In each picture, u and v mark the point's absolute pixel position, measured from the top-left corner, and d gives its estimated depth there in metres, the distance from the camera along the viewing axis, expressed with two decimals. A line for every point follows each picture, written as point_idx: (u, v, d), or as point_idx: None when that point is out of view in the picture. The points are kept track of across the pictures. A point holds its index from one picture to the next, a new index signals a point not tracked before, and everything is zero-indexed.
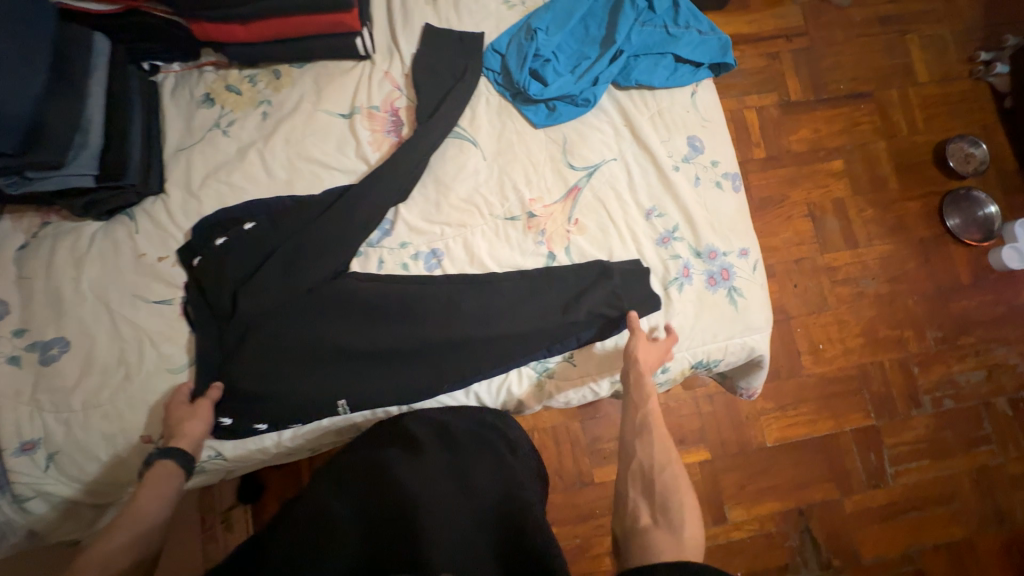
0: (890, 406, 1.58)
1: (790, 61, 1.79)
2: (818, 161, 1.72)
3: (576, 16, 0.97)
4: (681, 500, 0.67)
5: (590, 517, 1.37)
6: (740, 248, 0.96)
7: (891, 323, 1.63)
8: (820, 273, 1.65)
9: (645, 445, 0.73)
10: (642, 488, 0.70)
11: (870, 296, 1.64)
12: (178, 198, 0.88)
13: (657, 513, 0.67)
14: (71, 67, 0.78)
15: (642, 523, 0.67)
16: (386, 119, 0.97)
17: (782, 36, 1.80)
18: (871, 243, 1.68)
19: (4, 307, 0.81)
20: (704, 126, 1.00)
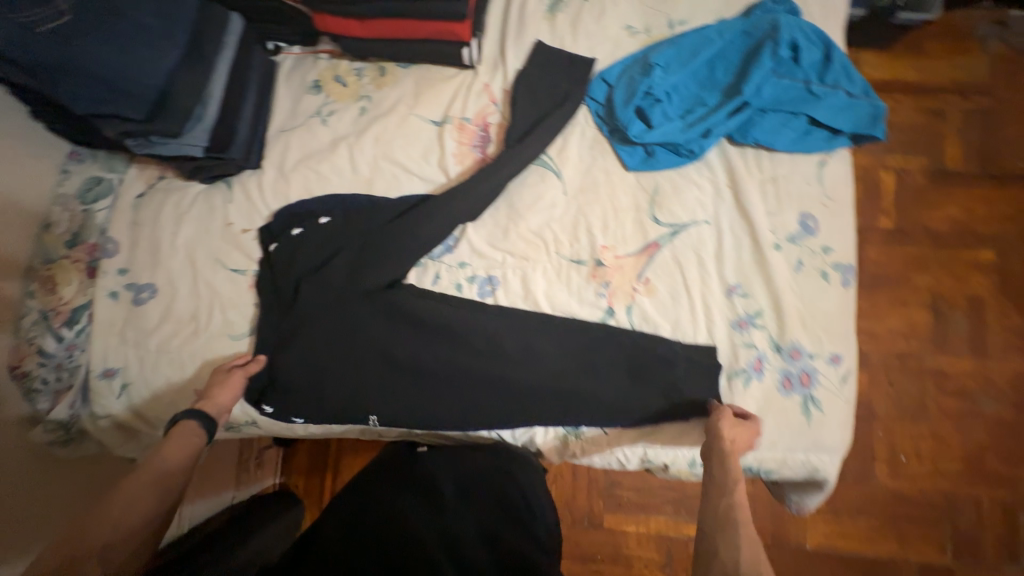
0: (977, 553, 1.28)
1: (958, 122, 1.48)
2: (966, 245, 1.42)
3: (704, 56, 0.86)
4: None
5: (590, 561, 1.30)
6: (832, 353, 0.82)
7: (1012, 461, 1.32)
8: (928, 377, 1.38)
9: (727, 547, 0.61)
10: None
11: (990, 419, 1.34)
12: (272, 176, 0.94)
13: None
14: (204, 44, 0.84)
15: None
16: (476, 133, 0.94)
17: (956, 90, 1.50)
18: (1007, 358, 1.36)
19: (116, 247, 0.92)
20: (824, 204, 0.86)
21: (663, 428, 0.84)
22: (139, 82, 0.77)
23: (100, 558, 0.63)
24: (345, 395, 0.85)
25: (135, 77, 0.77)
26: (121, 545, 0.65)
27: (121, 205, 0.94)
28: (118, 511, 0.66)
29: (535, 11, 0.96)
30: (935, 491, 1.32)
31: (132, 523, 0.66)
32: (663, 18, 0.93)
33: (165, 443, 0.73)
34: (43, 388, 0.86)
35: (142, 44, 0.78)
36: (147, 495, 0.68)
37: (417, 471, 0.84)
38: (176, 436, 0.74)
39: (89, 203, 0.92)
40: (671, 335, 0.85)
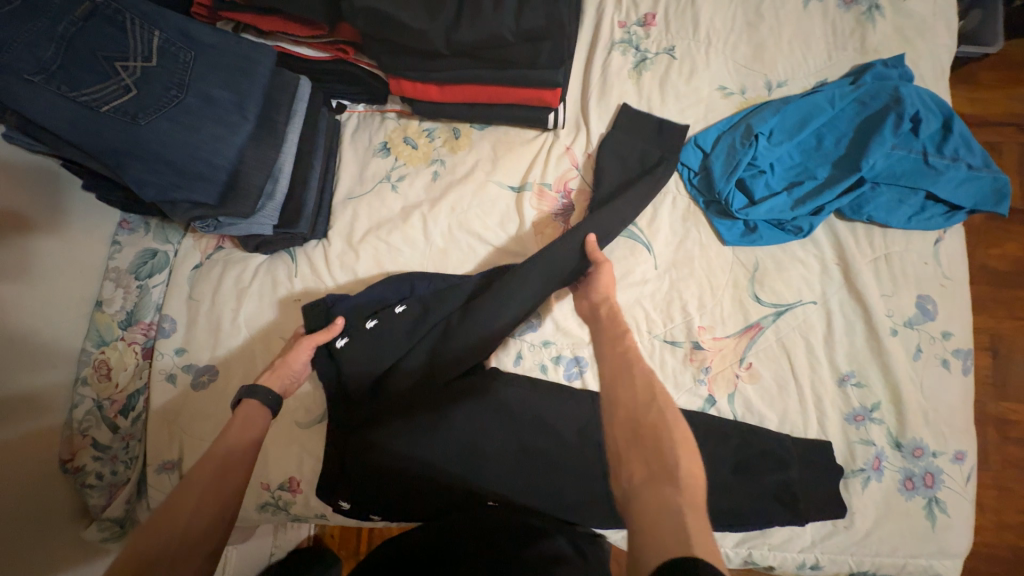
0: None
1: (1013, 157, 1.32)
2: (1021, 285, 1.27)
3: (812, 126, 0.80)
4: (668, 425, 0.53)
5: None
6: (956, 450, 0.76)
7: None
8: (988, 423, 1.24)
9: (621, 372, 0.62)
10: (622, 428, 0.55)
11: None
12: (338, 248, 0.87)
13: (649, 453, 0.51)
14: (273, 117, 0.78)
15: (640, 475, 0.49)
16: (557, 200, 0.87)
17: (1011, 123, 1.32)
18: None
19: (173, 325, 0.85)
20: (943, 285, 0.79)
21: (772, 530, 0.76)
22: (207, 161, 0.71)
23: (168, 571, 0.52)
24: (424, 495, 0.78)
25: (204, 157, 0.70)
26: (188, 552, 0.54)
27: (176, 277, 0.87)
28: (182, 512, 0.56)
29: (620, 68, 0.89)
30: (994, 540, 1.19)
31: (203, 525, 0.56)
32: (761, 79, 0.86)
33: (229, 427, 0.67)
34: (98, 483, 0.79)
35: (211, 119, 0.71)
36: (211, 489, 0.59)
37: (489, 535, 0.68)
38: (238, 417, 0.68)
39: (143, 278, 0.86)
40: (780, 430, 0.78)
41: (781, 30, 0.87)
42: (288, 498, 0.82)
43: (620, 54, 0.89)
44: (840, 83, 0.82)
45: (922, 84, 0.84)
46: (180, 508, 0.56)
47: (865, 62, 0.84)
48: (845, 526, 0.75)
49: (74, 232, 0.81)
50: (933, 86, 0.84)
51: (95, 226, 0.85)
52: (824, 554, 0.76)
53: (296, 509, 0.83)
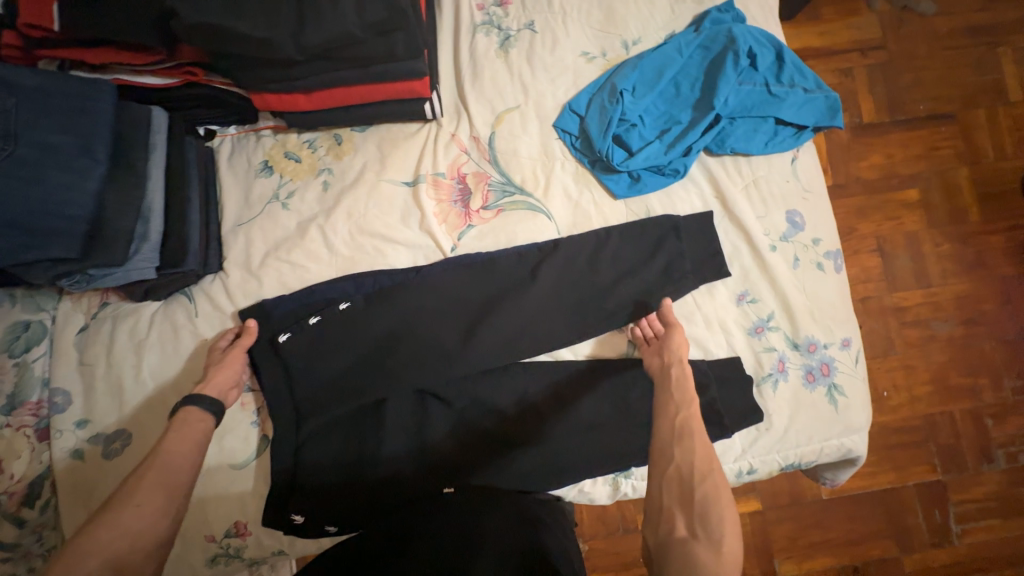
0: (958, 458, 1.34)
1: (863, 79, 1.48)
2: (888, 189, 1.44)
3: (667, 76, 0.86)
4: (719, 516, 0.57)
5: (635, 565, 1.20)
6: (842, 338, 0.86)
7: (963, 370, 1.38)
8: (886, 313, 1.40)
9: (687, 451, 0.63)
10: (681, 494, 0.60)
11: (941, 339, 1.39)
12: (238, 277, 0.83)
13: (695, 520, 0.57)
14: (128, 153, 0.73)
15: (679, 531, 0.57)
16: (453, 186, 0.88)
17: (853, 49, 1.49)
18: (945, 280, 1.41)
19: (67, 398, 0.78)
20: (805, 198, 0.89)
21: None
22: (59, 214, 0.65)
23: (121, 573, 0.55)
24: (386, 492, 0.78)
25: (54, 209, 0.64)
26: (138, 554, 0.57)
27: (59, 347, 0.80)
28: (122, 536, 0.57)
29: (487, 50, 0.91)
30: (911, 413, 1.36)
31: (151, 528, 0.59)
32: (617, 40, 0.92)
33: (165, 438, 0.67)
34: None
35: (54, 167, 0.65)
36: (160, 493, 0.62)
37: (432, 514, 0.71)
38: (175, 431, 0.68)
39: (19, 355, 0.77)
40: (696, 356, 0.85)
41: None
42: (238, 543, 0.79)
43: (484, 36, 0.92)
44: (685, 33, 0.89)
45: (755, 23, 0.92)
46: (117, 540, 0.56)
47: (704, 10, 0.92)
48: (766, 427, 0.83)
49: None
50: (764, 24, 0.93)
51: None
52: (755, 456, 0.84)
53: (249, 552, 0.80)
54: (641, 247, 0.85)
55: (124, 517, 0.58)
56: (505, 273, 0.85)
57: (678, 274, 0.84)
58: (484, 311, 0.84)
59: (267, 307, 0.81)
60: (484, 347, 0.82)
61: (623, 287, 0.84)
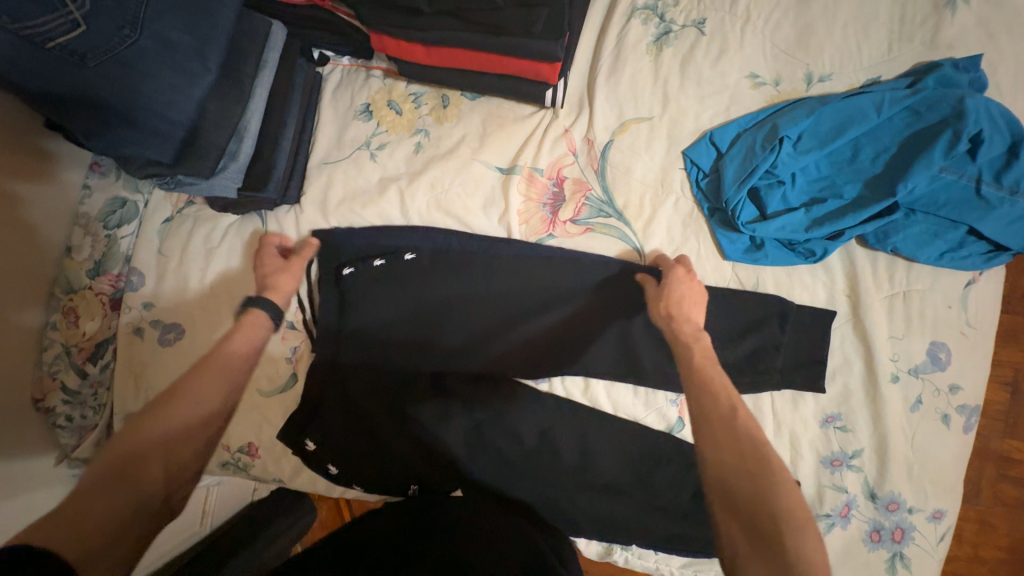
0: None
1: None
2: None
3: (849, 135, 0.68)
4: (793, 529, 0.46)
5: None
6: (934, 508, 0.71)
7: None
8: None
9: (715, 446, 0.52)
10: (721, 504, 0.50)
11: None
12: (311, 215, 0.82)
13: (752, 530, 0.47)
14: (240, 67, 0.71)
15: (742, 551, 0.46)
16: (547, 187, 0.79)
17: None
18: None
19: (141, 279, 0.84)
20: (963, 333, 0.71)
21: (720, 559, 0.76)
22: (162, 116, 0.65)
23: (169, 458, 0.54)
24: (388, 468, 0.78)
25: (158, 110, 0.64)
26: (186, 444, 0.56)
27: (147, 231, 0.85)
28: (172, 429, 0.55)
29: (638, 41, 0.77)
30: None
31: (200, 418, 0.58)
32: (801, 69, 0.73)
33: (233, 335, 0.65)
34: (68, 425, 0.80)
35: (168, 66, 0.64)
36: (217, 383, 0.60)
37: (457, 511, 0.69)
38: (244, 327, 0.66)
39: (111, 228, 0.83)
40: None
41: (836, 11, 0.73)
42: (247, 460, 0.84)
43: (641, 23, 0.77)
44: (893, 84, 0.69)
45: (997, 95, 0.70)
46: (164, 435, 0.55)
47: (931, 59, 0.70)
48: None
49: (52, 175, 0.78)
50: (1008, 98, 0.70)
51: (72, 165, 0.81)
52: None
53: (254, 471, 0.85)
54: (733, 324, 0.73)
55: (177, 402, 0.57)
56: (567, 282, 0.77)
57: (764, 370, 0.72)
58: (536, 317, 0.77)
59: (333, 241, 0.80)
60: (526, 347, 0.77)
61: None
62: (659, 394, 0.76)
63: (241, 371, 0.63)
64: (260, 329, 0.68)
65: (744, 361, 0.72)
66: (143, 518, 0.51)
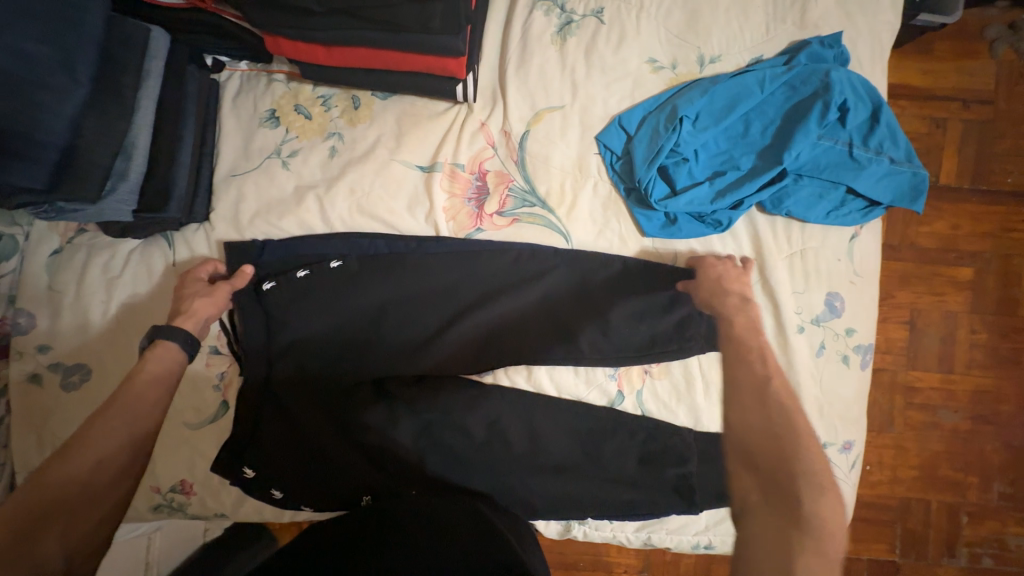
0: None
1: (955, 138, 1.15)
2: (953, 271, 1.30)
3: (739, 111, 0.74)
4: (813, 493, 0.51)
5: None
6: (844, 440, 0.80)
7: None
8: None
9: (746, 416, 0.57)
10: (743, 461, 0.55)
11: None
12: (224, 232, 0.77)
13: (769, 496, 0.52)
14: (118, 78, 0.65)
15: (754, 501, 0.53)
16: (471, 182, 0.79)
17: None
18: None
19: (31, 321, 0.75)
20: (852, 282, 0.79)
21: (670, 518, 0.80)
22: (27, 137, 0.58)
23: (68, 526, 0.51)
24: (337, 483, 0.76)
25: (21, 130, 0.58)
26: (89, 506, 0.53)
27: (31, 267, 0.76)
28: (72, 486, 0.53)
29: (542, 32, 0.79)
30: (892, 498, 1.18)
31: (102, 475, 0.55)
32: (693, 52, 0.78)
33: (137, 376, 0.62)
34: None
35: (26, 82, 0.57)
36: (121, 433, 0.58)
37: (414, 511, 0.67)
38: (149, 367, 0.63)
39: None
40: (686, 425, 0.79)
41: None
42: (182, 500, 0.78)
43: (543, 14, 0.79)
44: (772, 63, 0.76)
45: (858, 67, 0.79)
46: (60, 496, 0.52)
47: (802, 39, 0.78)
48: None
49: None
50: (868, 69, 0.79)
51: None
52: (716, 534, 0.81)
53: (193, 509, 0.79)
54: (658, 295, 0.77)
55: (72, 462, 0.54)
56: (498, 273, 0.78)
57: (691, 335, 0.76)
58: (470, 311, 0.78)
59: (252, 253, 0.77)
60: (466, 343, 0.78)
61: (629, 335, 0.77)
62: (597, 368, 0.79)
63: (150, 415, 0.61)
64: (171, 367, 0.65)
65: (672, 330, 0.77)
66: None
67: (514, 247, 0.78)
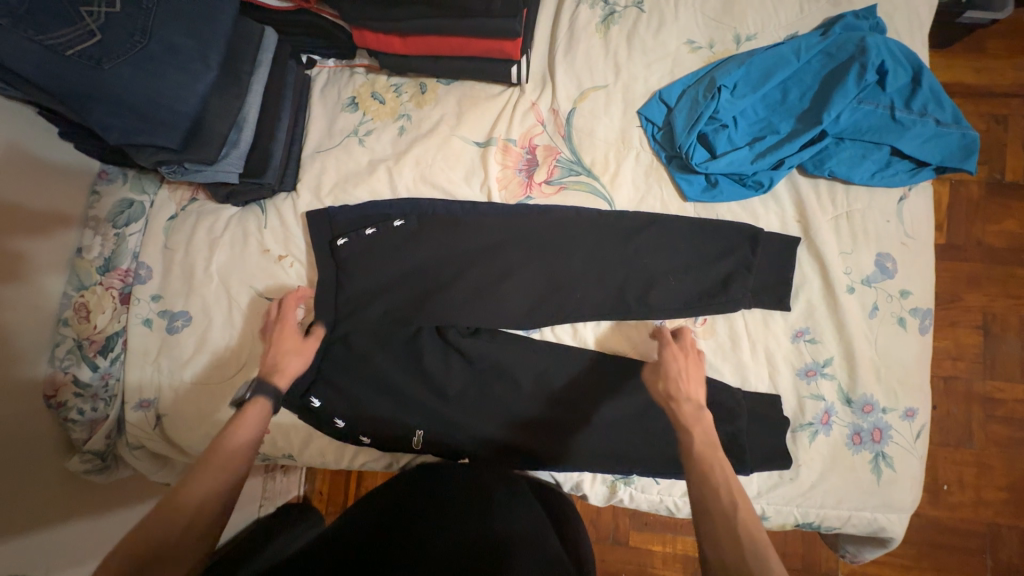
0: None
1: (1019, 130, 1.13)
2: None
3: (775, 79, 0.79)
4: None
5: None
6: (906, 407, 0.77)
7: None
8: None
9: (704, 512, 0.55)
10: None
11: None
12: (307, 200, 0.89)
13: None
14: (237, 66, 0.80)
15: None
16: (522, 155, 0.87)
17: None
18: None
19: (149, 273, 0.89)
20: (904, 243, 0.78)
21: None
22: (171, 108, 0.73)
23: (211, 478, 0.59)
24: (394, 415, 0.82)
25: (167, 104, 0.72)
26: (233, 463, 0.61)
27: (152, 230, 0.91)
28: (224, 449, 0.61)
29: (587, 22, 0.88)
30: (972, 513, 1.08)
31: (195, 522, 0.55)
32: (729, 32, 0.85)
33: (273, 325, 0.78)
34: (80, 418, 0.82)
35: (173, 66, 0.72)
36: (212, 476, 0.59)
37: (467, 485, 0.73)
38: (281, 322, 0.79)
39: (120, 227, 0.89)
40: (734, 384, 0.79)
41: None
42: None
43: (589, 7, 0.89)
44: (808, 35, 0.80)
45: (896, 37, 0.82)
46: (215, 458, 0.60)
47: (836, 14, 0.82)
48: (790, 477, 0.77)
49: (37, 258, 0.80)
50: (907, 39, 0.82)
51: (54, 247, 0.82)
52: (771, 504, 0.78)
53: (264, 448, 0.86)
54: (698, 256, 0.80)
55: (181, 497, 0.56)
56: (546, 233, 0.84)
57: (735, 290, 0.78)
58: (518, 267, 0.84)
59: (329, 217, 0.86)
60: (515, 299, 0.83)
61: (674, 292, 0.80)
62: (638, 324, 0.82)
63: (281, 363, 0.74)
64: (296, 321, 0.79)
65: (720, 283, 0.79)
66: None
67: (558, 208, 0.84)
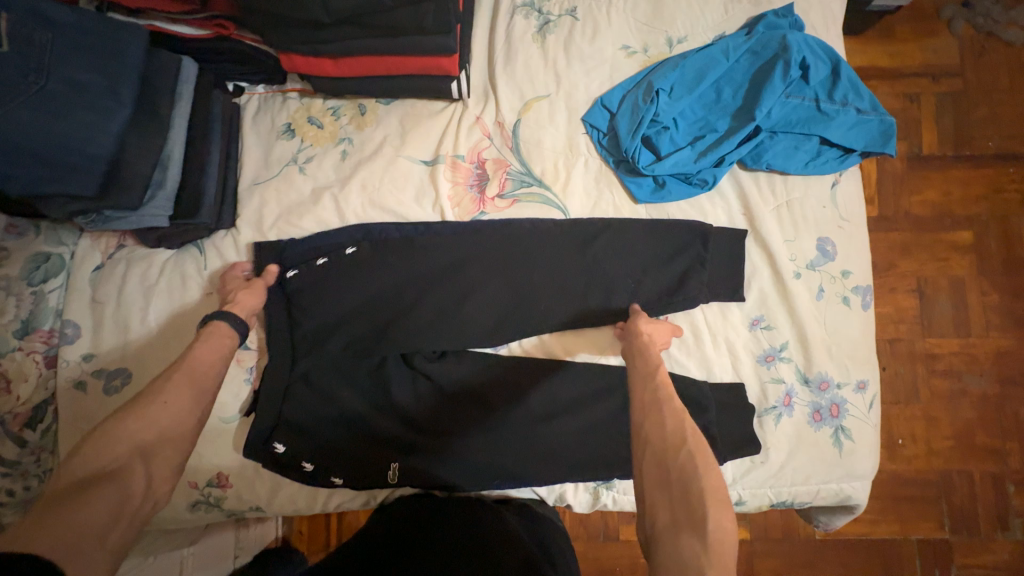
0: None
1: (930, 108, 1.23)
2: (989, 223, 1.20)
3: (708, 79, 0.81)
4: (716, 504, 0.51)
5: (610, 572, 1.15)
6: (858, 380, 0.81)
7: None
8: None
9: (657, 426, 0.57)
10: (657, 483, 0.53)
11: None
12: (249, 236, 0.84)
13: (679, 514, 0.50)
14: (154, 101, 0.74)
15: (663, 521, 0.51)
16: (471, 170, 0.86)
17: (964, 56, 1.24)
18: None
19: (77, 331, 0.81)
20: (841, 226, 0.83)
21: None
22: (81, 151, 0.67)
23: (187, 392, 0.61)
24: (366, 452, 0.78)
25: (76, 146, 0.66)
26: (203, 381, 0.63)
27: (75, 284, 0.83)
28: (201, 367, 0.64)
29: (523, 32, 0.88)
30: (924, 465, 1.16)
31: (181, 428, 0.59)
32: (662, 36, 0.87)
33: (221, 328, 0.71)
34: (10, 500, 0.75)
35: (81, 105, 0.67)
36: (187, 393, 0.61)
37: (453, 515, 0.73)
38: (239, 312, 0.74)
39: (36, 284, 0.80)
40: (700, 378, 0.81)
41: None
42: (218, 494, 0.80)
43: (523, 18, 0.89)
44: (735, 35, 0.84)
45: (814, 33, 0.86)
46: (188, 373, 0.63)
47: (758, 13, 0.86)
48: (761, 460, 0.80)
49: None
50: (824, 35, 0.87)
51: None
52: (747, 488, 0.81)
53: (228, 504, 0.81)
54: (654, 256, 0.81)
55: (156, 406, 0.58)
56: (502, 246, 0.83)
57: (692, 285, 0.80)
58: (479, 284, 0.82)
59: (275, 252, 0.82)
60: (479, 316, 0.81)
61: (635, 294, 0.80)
62: (604, 329, 0.83)
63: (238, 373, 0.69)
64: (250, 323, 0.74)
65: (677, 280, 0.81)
66: (123, 530, 0.51)
67: (512, 220, 0.84)
